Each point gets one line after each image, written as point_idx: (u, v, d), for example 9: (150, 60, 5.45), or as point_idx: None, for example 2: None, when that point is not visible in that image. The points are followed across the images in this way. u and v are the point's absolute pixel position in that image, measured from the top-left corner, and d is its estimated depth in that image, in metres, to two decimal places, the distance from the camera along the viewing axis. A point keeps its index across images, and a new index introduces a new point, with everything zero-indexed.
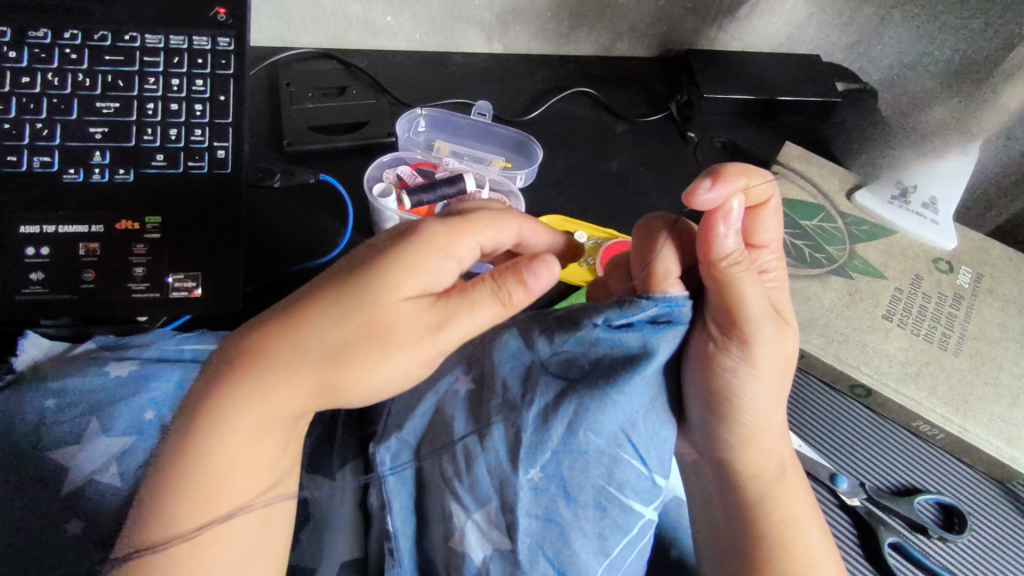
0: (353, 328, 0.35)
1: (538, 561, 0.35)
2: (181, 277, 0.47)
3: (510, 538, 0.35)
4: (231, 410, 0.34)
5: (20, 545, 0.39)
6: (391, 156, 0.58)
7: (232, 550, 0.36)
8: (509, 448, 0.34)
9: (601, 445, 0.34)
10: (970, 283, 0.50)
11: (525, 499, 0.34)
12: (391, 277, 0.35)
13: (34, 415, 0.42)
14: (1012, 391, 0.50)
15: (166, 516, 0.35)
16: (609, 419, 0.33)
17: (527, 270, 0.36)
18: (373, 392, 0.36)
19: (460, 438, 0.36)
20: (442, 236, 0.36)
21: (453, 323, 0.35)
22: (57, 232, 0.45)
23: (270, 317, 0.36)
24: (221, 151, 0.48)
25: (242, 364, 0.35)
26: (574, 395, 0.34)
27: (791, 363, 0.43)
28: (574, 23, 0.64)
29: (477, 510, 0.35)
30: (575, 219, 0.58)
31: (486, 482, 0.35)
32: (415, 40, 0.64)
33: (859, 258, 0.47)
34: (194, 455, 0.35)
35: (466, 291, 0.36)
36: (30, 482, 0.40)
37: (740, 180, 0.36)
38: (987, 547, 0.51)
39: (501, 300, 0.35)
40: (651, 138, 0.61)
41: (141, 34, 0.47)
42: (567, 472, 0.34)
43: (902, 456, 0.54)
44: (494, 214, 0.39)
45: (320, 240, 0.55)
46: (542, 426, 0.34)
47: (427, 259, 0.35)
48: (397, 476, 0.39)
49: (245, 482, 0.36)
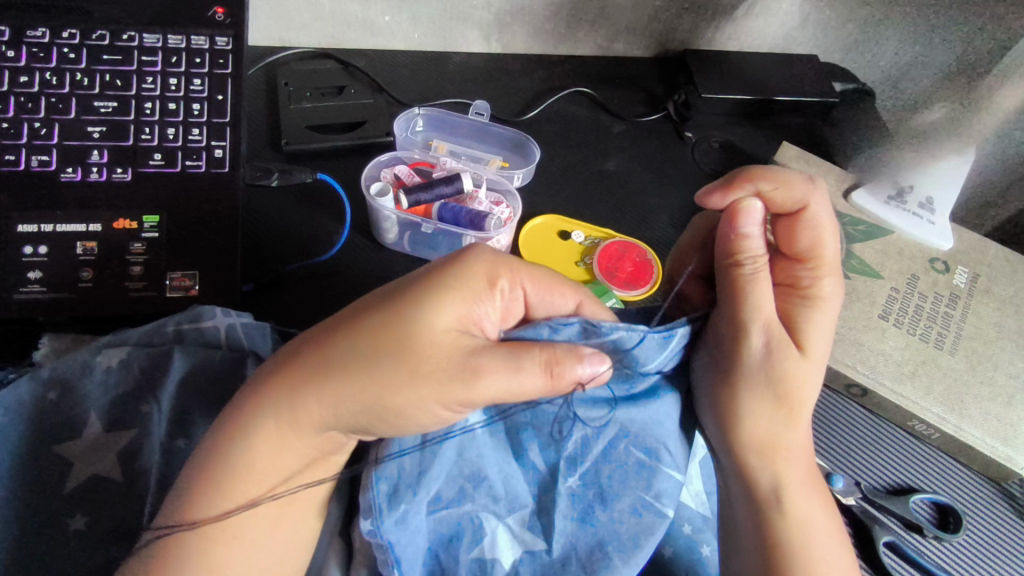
0: (383, 345, 0.35)
1: (574, 568, 0.39)
2: (179, 276, 0.47)
3: (544, 540, 0.39)
4: (264, 414, 0.36)
5: (21, 541, 0.39)
6: (389, 156, 0.59)
7: (265, 540, 0.37)
8: (547, 464, 0.39)
9: (636, 456, 0.39)
10: (966, 283, 0.55)
11: (563, 506, 0.39)
12: (435, 299, 0.35)
13: (34, 411, 0.42)
14: (1007, 391, 0.51)
15: (196, 510, 0.36)
16: (642, 431, 0.39)
17: (586, 358, 0.36)
18: (400, 419, 0.35)
19: (494, 469, 0.39)
20: (489, 270, 0.38)
21: (490, 374, 0.34)
22: (54, 231, 0.45)
23: (318, 328, 0.38)
24: (220, 150, 0.48)
25: (288, 371, 0.36)
26: (615, 417, 0.38)
27: (803, 396, 0.40)
28: (572, 24, 0.64)
29: (511, 515, 0.39)
30: (572, 219, 0.59)
31: (524, 491, 0.40)
32: (413, 39, 0.64)
33: (857, 257, 0.56)
34: (226, 450, 0.36)
35: (514, 351, 0.35)
36: (32, 477, 0.40)
37: (749, 185, 0.41)
38: (984, 546, 0.50)
39: (550, 373, 0.35)
40: (649, 139, 0.65)
41: (139, 33, 0.48)
42: (605, 480, 0.39)
43: (898, 454, 0.53)
44: (546, 276, 0.40)
45: (319, 240, 0.55)
46: (585, 440, 0.39)
47: (468, 289, 0.36)
48: (406, 528, 0.37)
49: (265, 480, 0.36)
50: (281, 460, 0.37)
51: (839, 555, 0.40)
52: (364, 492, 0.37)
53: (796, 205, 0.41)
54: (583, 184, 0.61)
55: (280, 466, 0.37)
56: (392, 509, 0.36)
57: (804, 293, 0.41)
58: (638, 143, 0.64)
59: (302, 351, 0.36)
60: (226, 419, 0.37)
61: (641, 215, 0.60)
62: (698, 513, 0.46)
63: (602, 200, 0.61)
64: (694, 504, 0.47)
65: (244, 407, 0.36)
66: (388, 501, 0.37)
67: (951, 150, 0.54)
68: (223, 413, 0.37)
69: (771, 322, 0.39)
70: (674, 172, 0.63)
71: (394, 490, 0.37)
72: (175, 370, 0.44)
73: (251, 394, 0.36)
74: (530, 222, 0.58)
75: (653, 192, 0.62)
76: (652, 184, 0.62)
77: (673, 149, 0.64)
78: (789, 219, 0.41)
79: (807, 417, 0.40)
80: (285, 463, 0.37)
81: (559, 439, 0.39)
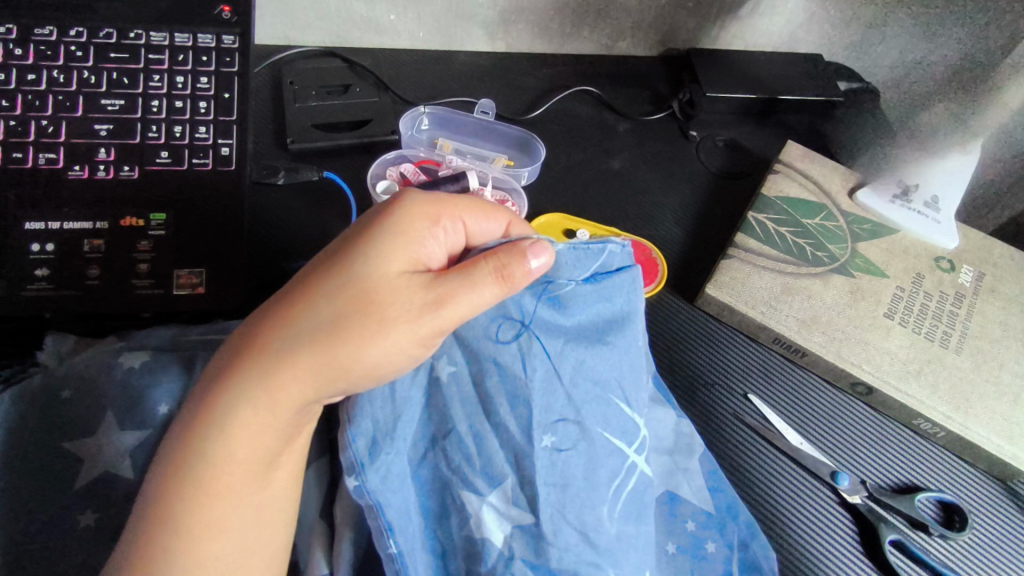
0: (347, 302, 0.35)
1: (561, 527, 0.37)
2: (187, 273, 0.47)
3: (533, 513, 0.37)
4: (233, 397, 0.35)
5: (33, 537, 0.39)
6: (395, 154, 0.58)
7: (250, 526, 0.36)
8: (520, 423, 0.38)
9: (595, 394, 0.41)
10: (971, 281, 0.55)
11: (542, 468, 0.38)
12: (382, 247, 0.36)
13: (42, 408, 0.42)
14: (1012, 389, 0.51)
15: (175, 509, 0.34)
16: (598, 369, 0.41)
17: (527, 249, 0.36)
18: (375, 373, 0.35)
19: (465, 426, 0.38)
20: (426, 210, 0.38)
21: (453, 300, 0.35)
22: (62, 228, 0.45)
23: (270, 301, 0.36)
24: (226, 148, 0.48)
25: (244, 356, 0.35)
26: (568, 352, 0.40)
27: None
28: (576, 22, 0.65)
29: (492, 491, 0.37)
30: (577, 217, 0.59)
31: (501, 458, 0.38)
32: (418, 38, 0.64)
33: (861, 256, 0.56)
34: (199, 447, 0.35)
35: (463, 269, 0.35)
36: (45, 472, 0.40)
37: None
38: (992, 545, 0.49)
39: (501, 278, 0.35)
40: (654, 137, 0.65)
41: (147, 31, 0.48)
42: (574, 433, 0.39)
43: (903, 454, 0.52)
44: (480, 202, 0.39)
45: (324, 238, 0.55)
46: (550, 384, 0.39)
47: (413, 232, 0.37)
48: (389, 485, 0.37)
49: (246, 471, 0.35)
50: (260, 442, 0.35)
51: None
52: (342, 450, 0.37)
53: None
54: (588, 182, 0.61)
55: (259, 448, 0.35)
56: (373, 462, 0.37)
57: None
58: (643, 142, 0.64)
59: (255, 332, 0.35)
60: (193, 417, 0.35)
61: (645, 214, 0.60)
62: (699, 508, 0.45)
63: (607, 198, 0.61)
64: (697, 500, 0.45)
65: (207, 404, 0.35)
66: (368, 454, 0.37)
67: (955, 148, 0.55)
68: (186, 410, 0.36)
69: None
70: (678, 170, 0.63)
71: (373, 443, 0.37)
72: (197, 376, 0.44)
73: (211, 389, 0.35)
74: (535, 220, 0.58)
75: (657, 190, 0.62)
76: (656, 183, 0.62)
77: (678, 147, 0.64)
78: None
79: None
80: (265, 445, 0.36)
81: (524, 387, 0.38)
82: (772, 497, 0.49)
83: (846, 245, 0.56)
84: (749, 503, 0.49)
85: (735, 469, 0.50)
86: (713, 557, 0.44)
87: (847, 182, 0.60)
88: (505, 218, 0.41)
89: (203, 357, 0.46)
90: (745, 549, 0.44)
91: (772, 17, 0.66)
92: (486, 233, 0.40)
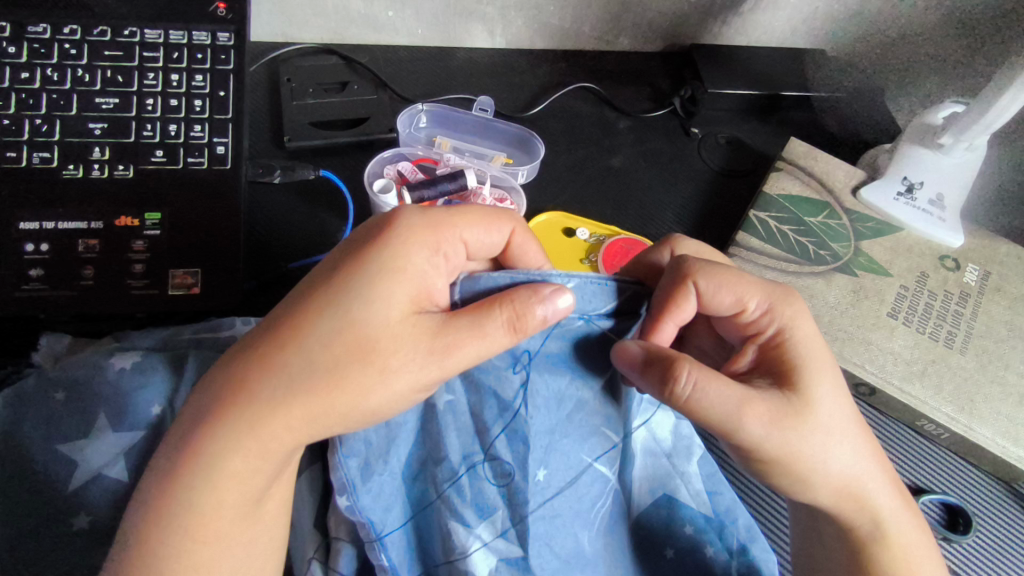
0: (345, 348, 0.34)
1: (546, 556, 0.38)
2: (181, 273, 0.47)
3: (522, 546, 0.38)
4: (222, 445, 0.34)
5: (23, 540, 0.39)
6: (392, 152, 0.58)
7: (239, 561, 0.36)
8: (517, 459, 0.38)
9: (590, 425, 0.40)
10: (976, 281, 0.55)
11: (534, 501, 0.38)
12: (381, 289, 0.34)
13: (32, 411, 0.42)
14: (1019, 391, 0.50)
15: (159, 553, 0.34)
16: (590, 406, 0.41)
17: (546, 298, 0.35)
18: (372, 416, 0.35)
19: (459, 455, 0.38)
20: (427, 238, 0.37)
21: (460, 348, 0.34)
22: (56, 228, 0.45)
23: (258, 341, 0.35)
24: (221, 147, 0.48)
25: (231, 402, 0.34)
26: (571, 390, 0.40)
27: (797, 393, 0.38)
28: (576, 18, 0.64)
29: (481, 524, 0.38)
30: (576, 215, 0.58)
31: (495, 492, 0.38)
32: (417, 35, 0.64)
33: (864, 254, 0.55)
34: (184, 492, 0.34)
35: (473, 317, 0.35)
36: (36, 474, 0.40)
37: (783, 315, 0.41)
38: (995, 547, 0.49)
39: (513, 326, 0.35)
40: (655, 134, 0.64)
41: (141, 29, 0.47)
42: (568, 466, 0.39)
43: (907, 454, 0.51)
44: (480, 217, 0.39)
45: (321, 236, 0.54)
46: (547, 414, 0.39)
47: (414, 265, 0.35)
48: (379, 503, 0.38)
49: (234, 511, 0.35)
50: (249, 485, 0.35)
51: (867, 442, 0.40)
52: (333, 470, 0.37)
53: (777, 330, 0.40)
54: (587, 180, 0.61)
55: (247, 490, 0.35)
56: (365, 483, 0.37)
57: (769, 339, 0.41)
58: (644, 140, 0.64)
59: (240, 375, 0.34)
60: (174, 461, 0.34)
61: (646, 212, 0.60)
62: (697, 512, 0.44)
63: (606, 197, 0.60)
64: (694, 505, 0.45)
65: (194, 444, 0.34)
66: (360, 476, 0.37)
67: (959, 146, 0.56)
68: (171, 439, 0.35)
69: (814, 358, 0.40)
70: (680, 168, 0.62)
71: (365, 464, 0.38)
72: (188, 375, 0.44)
73: (196, 434, 0.34)
74: (534, 219, 0.57)
75: (658, 188, 0.61)
76: (657, 181, 0.61)
77: (679, 144, 0.64)
78: (768, 341, 0.41)
79: (802, 397, 0.38)
80: (253, 487, 0.35)
81: (523, 426, 0.38)
82: (772, 529, 0.49)
83: (850, 243, 0.56)
84: (752, 509, 0.49)
85: (743, 490, 0.50)
86: (713, 561, 0.43)
87: (850, 179, 0.59)
88: (506, 231, 0.41)
89: (194, 356, 0.45)
90: (743, 554, 0.44)
91: (775, 12, 0.65)
92: (481, 248, 0.40)
